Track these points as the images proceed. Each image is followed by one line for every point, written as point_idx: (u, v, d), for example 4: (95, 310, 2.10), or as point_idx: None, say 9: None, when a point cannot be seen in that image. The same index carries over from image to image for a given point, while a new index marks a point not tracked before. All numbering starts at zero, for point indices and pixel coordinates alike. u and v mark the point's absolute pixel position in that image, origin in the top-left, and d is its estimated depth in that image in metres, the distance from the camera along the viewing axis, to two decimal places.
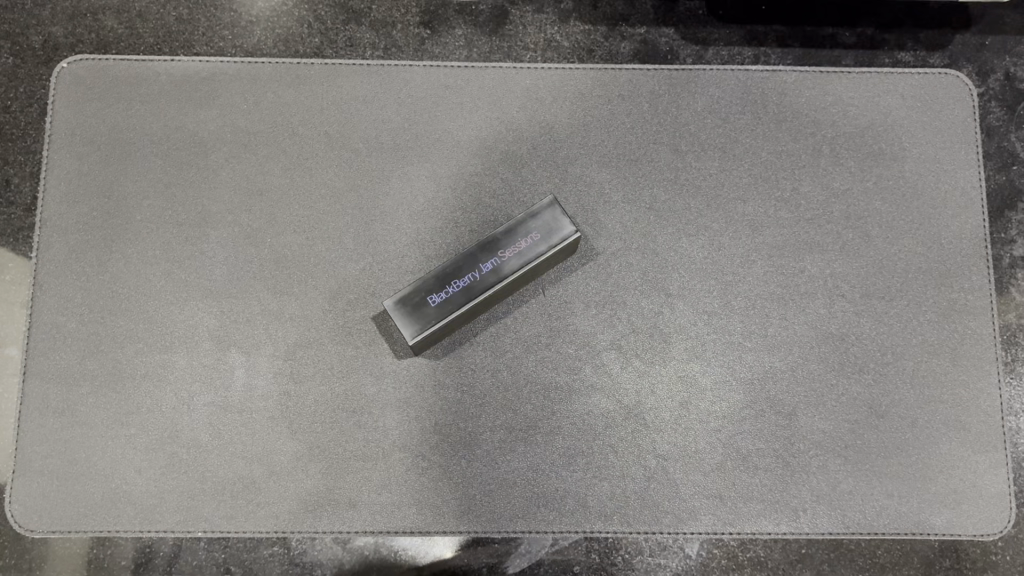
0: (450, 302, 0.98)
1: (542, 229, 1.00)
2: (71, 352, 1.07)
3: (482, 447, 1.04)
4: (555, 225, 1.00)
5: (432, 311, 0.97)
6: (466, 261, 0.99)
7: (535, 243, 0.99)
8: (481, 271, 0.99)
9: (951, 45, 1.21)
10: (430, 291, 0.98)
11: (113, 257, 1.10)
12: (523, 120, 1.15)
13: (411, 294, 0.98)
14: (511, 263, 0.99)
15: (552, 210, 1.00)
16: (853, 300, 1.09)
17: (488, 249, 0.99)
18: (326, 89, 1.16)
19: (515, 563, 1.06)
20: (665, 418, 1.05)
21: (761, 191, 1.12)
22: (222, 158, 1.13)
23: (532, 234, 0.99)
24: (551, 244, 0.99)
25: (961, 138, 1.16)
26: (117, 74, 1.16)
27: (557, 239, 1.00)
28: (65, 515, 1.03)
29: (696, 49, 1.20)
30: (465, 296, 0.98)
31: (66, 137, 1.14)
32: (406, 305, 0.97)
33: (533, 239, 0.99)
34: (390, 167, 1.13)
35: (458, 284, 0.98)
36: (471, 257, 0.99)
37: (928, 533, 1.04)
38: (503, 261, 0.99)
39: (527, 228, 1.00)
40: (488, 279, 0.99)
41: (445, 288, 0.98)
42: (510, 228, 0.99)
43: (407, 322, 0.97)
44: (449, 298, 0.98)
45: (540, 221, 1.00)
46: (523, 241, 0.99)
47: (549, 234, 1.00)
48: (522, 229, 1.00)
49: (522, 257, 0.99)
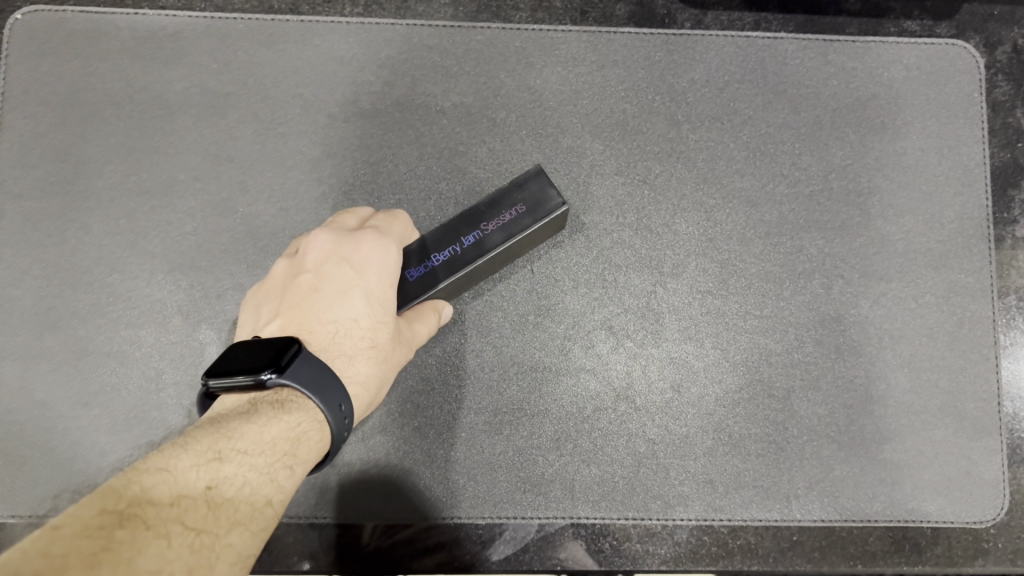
0: (430, 277, 0.91)
1: (528, 200, 0.94)
2: (29, 326, 1.01)
3: (466, 430, 1.00)
4: (542, 195, 0.95)
5: (411, 286, 0.90)
6: (446, 233, 0.93)
7: (519, 214, 0.94)
8: (463, 244, 0.93)
9: (958, 15, 1.16)
10: (407, 266, 0.91)
11: (73, 226, 1.03)
12: (512, 85, 1.08)
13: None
14: (494, 235, 0.93)
15: (539, 180, 0.95)
16: (852, 281, 1.05)
17: (469, 221, 0.94)
18: (301, 48, 1.08)
19: (499, 550, 1.02)
20: (656, 402, 1.01)
21: (760, 166, 1.07)
22: (191, 120, 1.06)
23: (516, 205, 0.94)
24: (536, 215, 0.94)
25: (967, 112, 1.11)
26: (75, 28, 1.08)
27: (543, 210, 0.94)
28: (24, 500, 0.97)
29: (695, 13, 1.14)
30: (446, 271, 0.91)
31: (20, 96, 1.06)
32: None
33: (518, 210, 0.94)
34: (369, 133, 1.06)
35: (438, 257, 0.92)
36: (452, 229, 0.93)
37: (922, 521, 1.02)
38: (486, 234, 0.93)
39: (511, 199, 0.94)
40: (470, 252, 0.93)
41: (424, 263, 0.91)
42: (493, 198, 0.94)
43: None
44: (428, 272, 0.91)
45: (525, 192, 0.94)
46: (508, 212, 0.94)
47: (535, 206, 0.94)
48: (506, 199, 0.94)
49: (506, 230, 0.93)
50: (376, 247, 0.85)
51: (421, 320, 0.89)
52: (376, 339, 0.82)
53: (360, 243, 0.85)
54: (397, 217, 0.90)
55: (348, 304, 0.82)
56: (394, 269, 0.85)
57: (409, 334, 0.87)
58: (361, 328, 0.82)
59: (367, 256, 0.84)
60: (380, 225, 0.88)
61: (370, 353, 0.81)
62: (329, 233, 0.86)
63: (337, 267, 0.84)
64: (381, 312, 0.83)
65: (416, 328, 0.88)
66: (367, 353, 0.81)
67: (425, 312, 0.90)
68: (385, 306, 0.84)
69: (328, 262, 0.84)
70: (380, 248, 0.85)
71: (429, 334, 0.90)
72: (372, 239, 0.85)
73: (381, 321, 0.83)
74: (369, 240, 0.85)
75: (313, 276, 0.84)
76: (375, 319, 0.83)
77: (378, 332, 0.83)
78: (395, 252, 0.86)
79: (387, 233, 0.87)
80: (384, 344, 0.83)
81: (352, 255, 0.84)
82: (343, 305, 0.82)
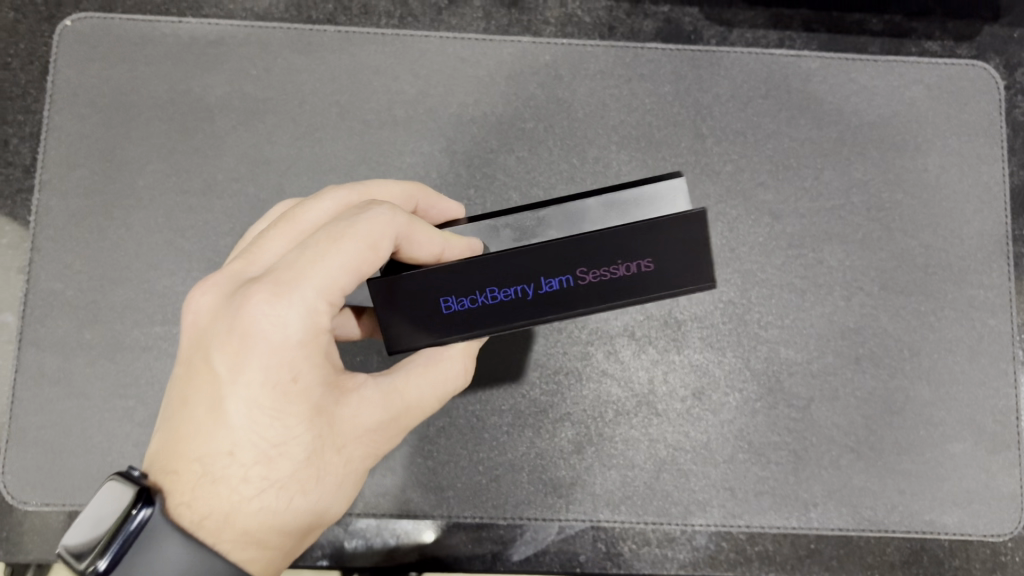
0: (470, 320, 0.60)
1: (668, 259, 0.57)
2: (69, 319, 1.05)
3: (489, 431, 1.02)
4: (694, 265, 0.57)
5: (442, 322, 0.60)
6: (521, 261, 0.57)
7: (642, 278, 0.57)
8: (541, 287, 0.58)
9: (980, 37, 1.18)
10: (446, 291, 0.59)
11: (113, 223, 1.07)
12: (541, 97, 1.11)
13: (411, 287, 0.59)
14: (592, 298, 0.58)
15: (701, 237, 0.56)
16: (872, 294, 1.07)
17: (567, 257, 0.57)
18: (337, 57, 1.11)
19: (520, 550, 1.04)
20: (676, 408, 1.03)
21: (783, 179, 1.09)
22: (230, 124, 1.09)
23: (648, 260, 0.57)
24: (669, 292, 0.58)
25: (988, 132, 1.13)
26: (121, 33, 1.12)
27: (681, 288, 0.57)
28: (60, 488, 1.01)
29: (721, 30, 1.17)
30: (497, 320, 0.59)
31: (68, 97, 1.10)
32: (403, 298, 0.59)
33: (648, 265, 0.57)
34: (402, 141, 1.09)
35: (497, 293, 0.58)
36: (532, 256, 0.57)
37: (939, 532, 1.03)
38: (580, 290, 0.58)
39: (645, 245, 0.56)
40: (542, 305, 0.58)
41: (473, 295, 0.59)
42: (617, 233, 0.56)
43: (394, 328, 0.60)
44: (470, 311, 0.59)
45: (668, 241, 0.56)
46: (630, 267, 0.57)
47: (670, 277, 0.57)
48: (634, 245, 0.57)
49: (612, 294, 0.58)
50: (266, 321, 0.62)
51: (396, 392, 0.68)
52: (284, 459, 0.64)
53: (244, 313, 0.63)
54: (340, 238, 0.63)
55: (232, 415, 0.62)
56: (299, 349, 0.62)
57: (367, 426, 0.66)
58: (256, 447, 0.63)
59: (252, 342, 0.62)
60: (287, 270, 0.63)
61: (276, 482, 0.64)
62: (214, 305, 0.65)
63: (216, 355, 0.63)
64: (285, 419, 0.63)
65: (380, 413, 0.67)
66: (270, 482, 0.63)
67: (433, 369, 0.68)
68: (291, 409, 0.63)
69: (208, 342, 0.64)
70: (273, 325, 0.62)
71: (412, 403, 0.69)
72: (261, 304, 0.62)
73: (291, 433, 0.63)
74: (259, 305, 0.62)
75: (191, 366, 0.65)
76: (278, 433, 0.63)
77: (282, 450, 0.63)
78: (295, 320, 0.62)
79: (289, 286, 0.62)
80: (297, 463, 0.64)
81: (236, 331, 0.63)
82: (225, 424, 0.63)
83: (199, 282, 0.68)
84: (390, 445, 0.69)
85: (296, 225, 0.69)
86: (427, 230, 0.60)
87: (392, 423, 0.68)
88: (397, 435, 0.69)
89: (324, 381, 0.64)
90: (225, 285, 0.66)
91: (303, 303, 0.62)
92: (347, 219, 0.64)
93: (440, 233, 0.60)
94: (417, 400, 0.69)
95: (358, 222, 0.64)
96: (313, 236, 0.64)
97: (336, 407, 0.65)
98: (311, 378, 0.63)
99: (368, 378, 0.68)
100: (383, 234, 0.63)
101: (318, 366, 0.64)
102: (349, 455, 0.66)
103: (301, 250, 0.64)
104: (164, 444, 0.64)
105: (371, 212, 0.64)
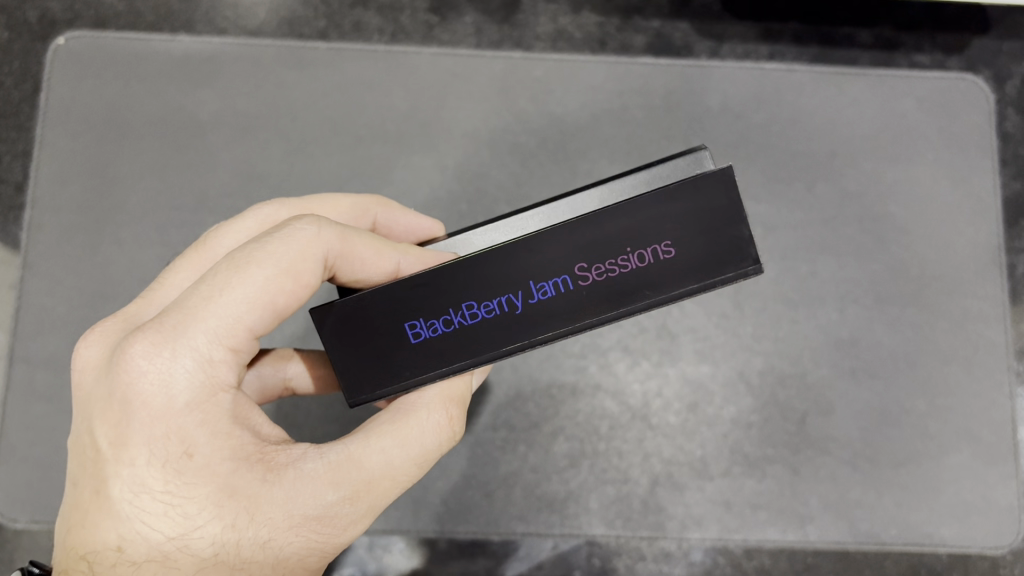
0: (448, 347, 0.55)
1: (686, 237, 0.52)
2: (59, 335, 1.04)
3: (482, 446, 1.01)
4: (720, 242, 0.52)
5: (413, 352, 0.55)
6: (499, 270, 0.53)
7: (658, 265, 0.52)
8: (530, 297, 0.53)
9: (969, 49, 1.19)
10: (413, 315, 0.54)
11: (105, 239, 1.07)
12: (532, 111, 1.12)
13: (368, 313, 0.55)
14: (599, 300, 0.53)
15: (724, 202, 0.51)
16: (866, 305, 1.07)
17: (559, 256, 0.53)
18: (329, 73, 1.12)
19: (514, 566, 1.02)
20: (671, 421, 1.03)
21: (775, 191, 1.09)
22: (222, 140, 1.09)
23: (662, 242, 0.52)
24: (694, 277, 0.52)
25: (977, 144, 1.13)
26: (115, 51, 1.13)
27: (712, 274, 0.52)
28: (48, 506, 0.99)
29: (711, 44, 1.18)
30: (483, 344, 0.54)
31: (61, 115, 1.11)
32: (363, 329, 0.55)
33: (665, 249, 0.52)
34: (394, 156, 1.09)
35: (476, 309, 0.54)
36: (512, 261, 0.53)
37: (938, 545, 1.03)
38: (581, 292, 0.53)
39: (657, 226, 0.52)
40: (539, 315, 0.54)
41: (447, 315, 0.54)
42: (617, 215, 0.52)
43: (362, 364, 0.55)
44: (446, 336, 0.54)
45: (688, 215, 0.52)
46: (643, 254, 0.52)
47: (693, 259, 0.52)
48: (642, 228, 0.52)
49: (623, 292, 0.53)
50: (149, 380, 0.57)
51: (348, 463, 0.59)
52: (191, 545, 0.57)
53: (123, 371, 0.58)
54: (235, 278, 0.58)
55: (121, 492, 0.57)
56: (188, 412, 0.57)
57: (306, 510, 0.58)
58: (157, 530, 0.57)
59: (135, 412, 0.57)
60: (170, 318, 0.59)
61: None
62: (102, 366, 0.61)
63: (100, 421, 0.59)
64: (187, 496, 0.57)
65: (324, 491, 0.58)
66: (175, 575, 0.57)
67: (398, 424, 0.60)
68: (193, 486, 0.57)
69: (93, 409, 0.60)
70: (158, 391, 0.57)
71: (374, 473, 0.60)
72: (141, 359, 0.58)
73: (197, 515, 0.57)
74: (140, 361, 0.58)
75: (80, 440, 0.60)
76: (180, 514, 0.57)
77: (184, 536, 0.57)
78: (183, 376, 0.57)
79: (172, 336, 0.58)
80: (203, 551, 0.57)
81: (119, 393, 0.58)
82: (116, 511, 0.57)
83: (87, 332, 0.64)
84: (349, 531, 0.60)
85: (208, 254, 0.69)
86: (379, 248, 0.60)
87: (344, 502, 0.59)
88: (356, 519, 0.60)
89: (236, 452, 0.58)
90: (116, 336, 0.63)
91: (190, 355, 0.58)
92: (249, 247, 0.60)
93: (393, 248, 0.60)
94: (380, 468, 0.60)
95: (260, 250, 0.59)
96: (207, 272, 0.60)
97: (261, 484, 0.58)
98: (212, 445, 0.57)
99: (309, 449, 0.60)
100: (302, 260, 0.60)
101: (223, 432, 0.58)
102: (283, 546, 0.58)
103: (192, 290, 0.59)
104: (62, 529, 0.60)
105: (288, 233, 0.60)
